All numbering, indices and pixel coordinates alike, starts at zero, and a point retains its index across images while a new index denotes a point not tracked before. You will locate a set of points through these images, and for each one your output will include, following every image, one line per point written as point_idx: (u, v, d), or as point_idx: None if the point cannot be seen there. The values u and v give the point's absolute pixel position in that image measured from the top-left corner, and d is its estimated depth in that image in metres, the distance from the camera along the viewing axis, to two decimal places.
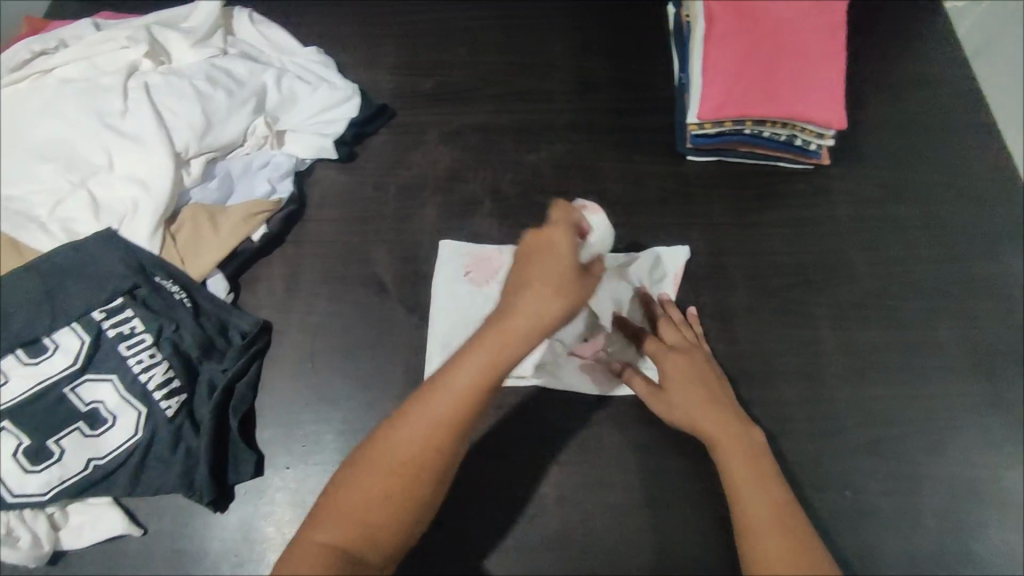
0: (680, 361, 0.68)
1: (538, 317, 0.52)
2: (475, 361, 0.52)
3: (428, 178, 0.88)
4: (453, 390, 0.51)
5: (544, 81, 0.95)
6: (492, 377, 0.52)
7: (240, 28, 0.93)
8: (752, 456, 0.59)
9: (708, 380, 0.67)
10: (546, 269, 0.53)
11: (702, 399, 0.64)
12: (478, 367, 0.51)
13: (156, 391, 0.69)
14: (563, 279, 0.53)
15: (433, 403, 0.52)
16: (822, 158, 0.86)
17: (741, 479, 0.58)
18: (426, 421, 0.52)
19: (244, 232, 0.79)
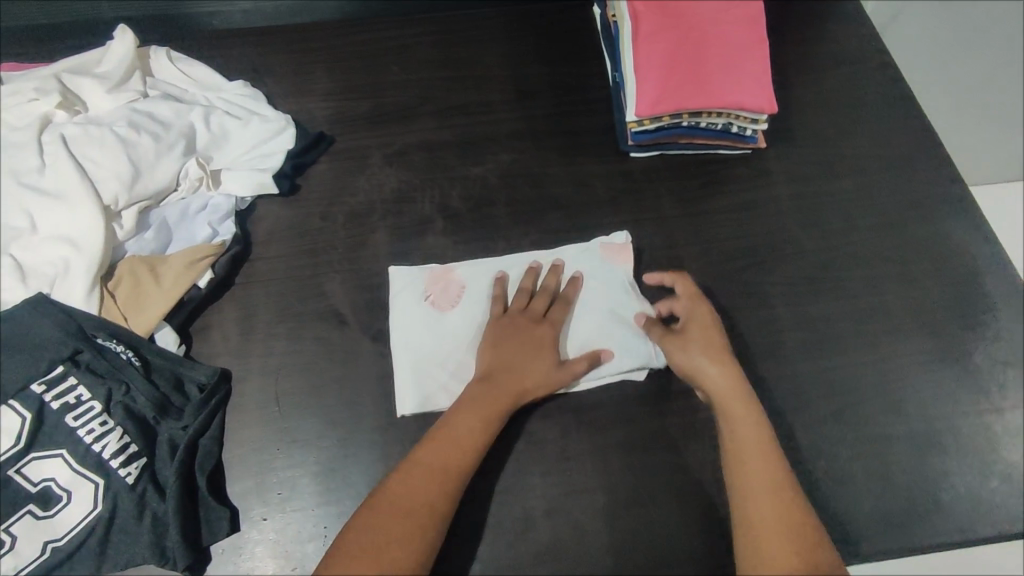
0: (703, 320, 0.74)
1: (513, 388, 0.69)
2: (471, 416, 0.67)
3: (376, 203, 0.86)
4: (453, 438, 0.65)
5: (481, 92, 0.95)
6: (489, 425, 0.67)
7: (158, 67, 0.89)
8: (747, 403, 0.69)
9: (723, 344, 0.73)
10: (514, 353, 0.71)
11: (719, 366, 0.71)
12: (475, 420, 0.66)
13: (113, 459, 0.65)
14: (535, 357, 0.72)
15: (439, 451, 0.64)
16: (758, 142, 0.88)
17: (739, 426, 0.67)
18: (442, 466, 0.63)
19: (189, 280, 0.76)
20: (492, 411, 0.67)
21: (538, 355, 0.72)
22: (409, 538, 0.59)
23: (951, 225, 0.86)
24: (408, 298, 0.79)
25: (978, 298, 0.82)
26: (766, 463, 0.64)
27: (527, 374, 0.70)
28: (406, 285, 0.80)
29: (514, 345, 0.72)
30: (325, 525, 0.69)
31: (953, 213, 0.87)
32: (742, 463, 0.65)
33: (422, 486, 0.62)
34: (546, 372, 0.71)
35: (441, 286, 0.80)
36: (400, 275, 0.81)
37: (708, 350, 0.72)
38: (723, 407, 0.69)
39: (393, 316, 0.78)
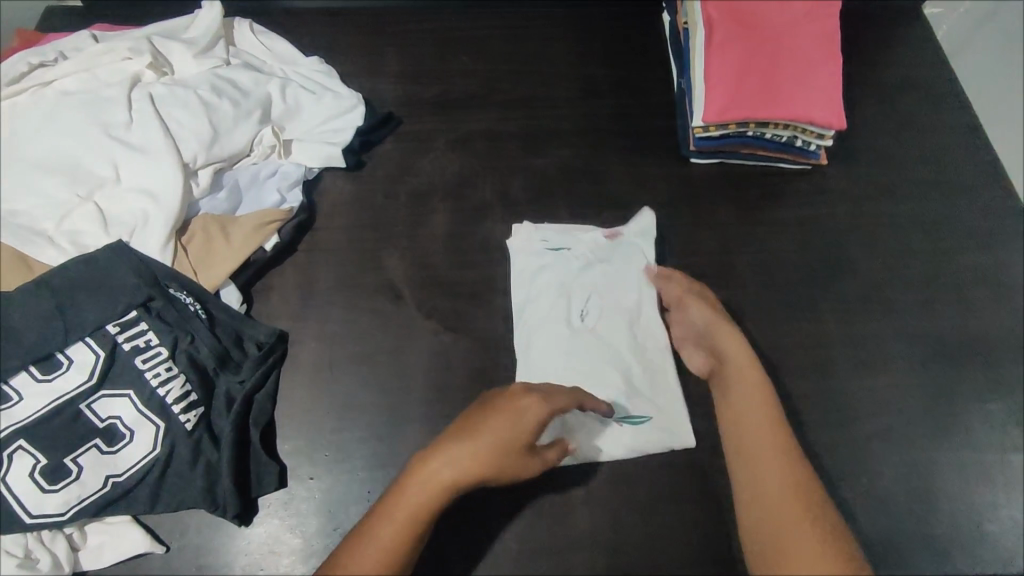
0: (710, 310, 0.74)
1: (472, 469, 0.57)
2: (426, 485, 0.57)
3: (439, 184, 0.88)
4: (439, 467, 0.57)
5: (545, 88, 0.97)
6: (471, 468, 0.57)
7: (241, 39, 0.94)
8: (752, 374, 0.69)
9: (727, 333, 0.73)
10: (496, 426, 0.58)
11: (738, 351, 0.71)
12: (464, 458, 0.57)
13: (175, 404, 0.68)
14: (513, 444, 0.58)
15: (427, 478, 0.57)
16: (820, 158, 0.89)
17: (746, 393, 0.67)
18: (413, 514, 0.57)
19: (256, 242, 0.78)
20: (430, 495, 0.57)
21: (501, 464, 0.57)
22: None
23: (1014, 257, 0.85)
24: (600, 428, 0.73)
25: None
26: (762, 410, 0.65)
27: (485, 463, 0.57)
28: (640, 428, 0.73)
29: (479, 434, 0.57)
30: (369, 490, 0.71)
31: (1016, 243, 0.86)
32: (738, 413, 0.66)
33: (398, 530, 0.56)
34: (510, 457, 0.58)
35: (624, 396, 0.75)
36: (456, 257, 0.83)
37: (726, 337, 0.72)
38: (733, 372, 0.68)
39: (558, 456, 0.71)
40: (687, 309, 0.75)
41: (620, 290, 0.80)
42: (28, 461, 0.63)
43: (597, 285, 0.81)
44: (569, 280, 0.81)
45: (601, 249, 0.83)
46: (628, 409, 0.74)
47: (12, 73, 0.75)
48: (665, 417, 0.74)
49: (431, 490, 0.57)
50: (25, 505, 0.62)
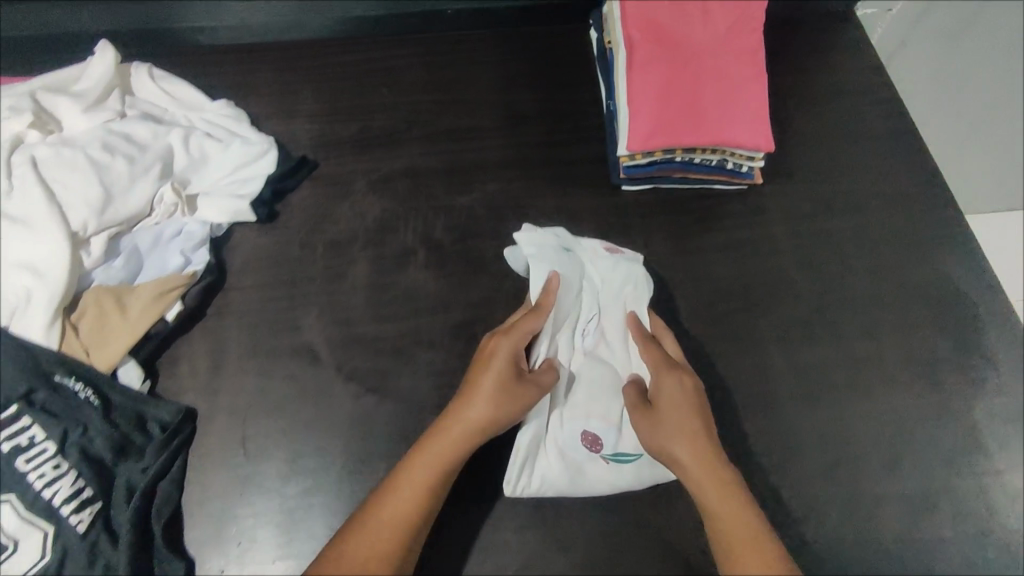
0: (673, 394, 0.67)
1: (470, 422, 0.64)
2: (455, 434, 0.64)
3: (357, 231, 0.83)
4: (399, 502, 0.61)
5: (469, 118, 0.93)
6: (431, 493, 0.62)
7: (139, 85, 0.88)
8: (718, 475, 0.63)
9: (699, 420, 0.66)
10: (483, 380, 0.65)
11: (696, 451, 0.64)
12: (414, 491, 0.62)
13: (64, 505, 0.62)
14: (501, 381, 0.65)
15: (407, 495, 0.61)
16: (756, 177, 0.85)
17: (730, 523, 0.61)
18: (456, 451, 0.63)
19: (158, 312, 0.72)
20: (472, 437, 0.64)
21: (518, 394, 0.65)
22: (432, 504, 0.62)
23: (955, 270, 0.82)
24: (582, 462, 0.70)
25: (981, 348, 0.78)
26: (741, 528, 0.61)
27: (494, 405, 0.64)
28: (623, 468, 0.70)
29: (487, 375, 0.65)
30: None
31: (957, 257, 0.83)
32: (718, 532, 0.62)
33: (440, 467, 0.63)
34: (500, 395, 0.64)
35: (614, 429, 0.71)
36: (377, 311, 0.78)
37: (683, 432, 0.65)
38: (694, 484, 0.63)
39: (532, 486, 0.69)
40: (657, 449, 0.66)
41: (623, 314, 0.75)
42: None
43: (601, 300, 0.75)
44: (575, 291, 0.74)
45: (609, 260, 0.76)
46: (616, 445, 0.71)
47: None
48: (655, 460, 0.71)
49: (394, 521, 0.60)
50: None
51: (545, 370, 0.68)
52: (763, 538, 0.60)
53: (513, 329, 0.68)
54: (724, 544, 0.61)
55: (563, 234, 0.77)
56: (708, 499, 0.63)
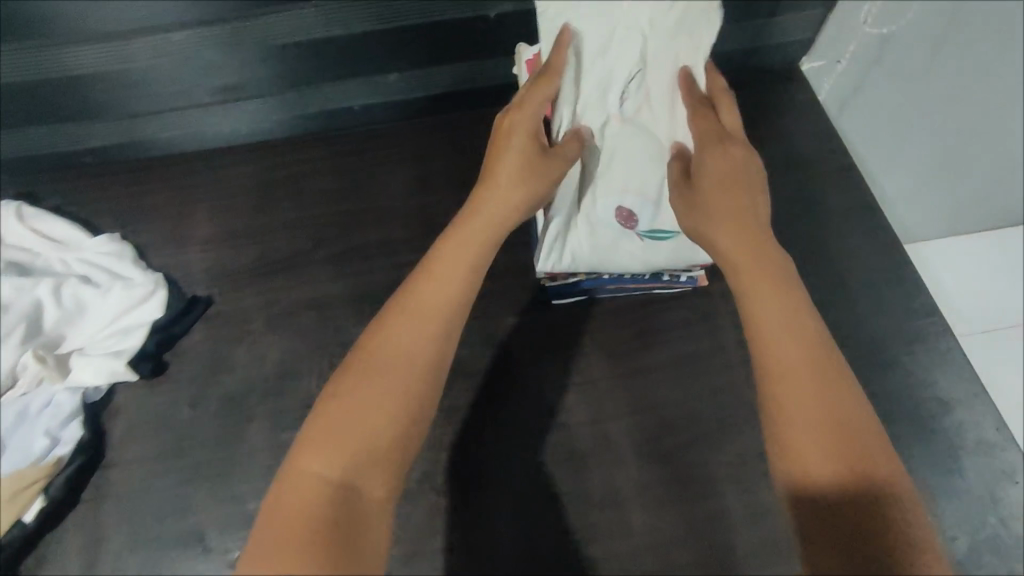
0: (724, 159, 0.57)
1: (506, 198, 0.57)
2: (472, 227, 0.56)
3: (255, 380, 0.74)
4: (427, 288, 0.52)
5: (380, 231, 0.84)
6: (458, 290, 0.53)
7: (5, 227, 0.78)
8: (781, 287, 0.52)
9: (750, 197, 0.56)
10: (507, 158, 0.57)
11: (746, 233, 0.55)
12: (442, 288, 0.52)
13: None
14: (530, 161, 0.57)
15: (438, 289, 0.52)
16: (699, 283, 0.75)
17: (800, 342, 0.49)
18: (748, 258, 0.54)
19: (11, 517, 0.63)
20: (704, 230, 0.57)
21: (536, 165, 0.57)
22: (453, 313, 0.52)
23: (928, 370, 0.74)
24: (616, 239, 0.68)
25: (958, 467, 0.70)
26: (810, 351, 0.49)
27: (525, 179, 0.57)
28: (656, 252, 0.69)
29: (507, 153, 0.58)
30: None
31: (929, 355, 0.75)
32: (765, 340, 0.50)
33: (465, 265, 0.54)
34: (524, 177, 0.57)
35: (651, 204, 0.66)
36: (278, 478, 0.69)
37: (735, 223, 0.55)
38: (742, 268, 0.54)
39: (564, 267, 0.69)
40: (699, 225, 0.57)
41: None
42: None
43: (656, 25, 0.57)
44: (626, 21, 0.57)
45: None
46: (651, 223, 0.67)
47: None
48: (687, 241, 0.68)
49: (428, 311, 0.51)
50: None
51: (569, 137, 0.60)
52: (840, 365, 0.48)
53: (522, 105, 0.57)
54: (779, 372, 0.48)
55: None
56: (765, 302, 0.51)
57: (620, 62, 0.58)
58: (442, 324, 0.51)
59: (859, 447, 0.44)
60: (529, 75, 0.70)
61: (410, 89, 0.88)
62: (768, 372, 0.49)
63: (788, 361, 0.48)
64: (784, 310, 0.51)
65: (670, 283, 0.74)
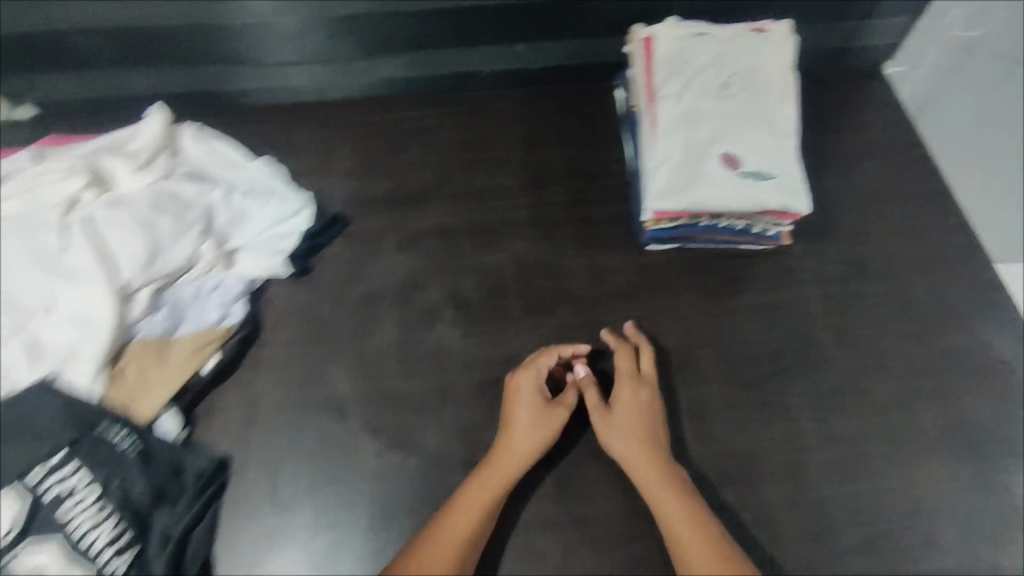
0: (636, 390, 0.75)
1: (524, 451, 0.72)
2: (492, 464, 0.72)
3: (389, 287, 0.86)
4: (451, 519, 0.68)
5: (497, 178, 0.96)
6: (479, 519, 0.68)
7: (186, 144, 0.92)
8: (663, 467, 0.71)
9: (654, 421, 0.74)
10: (520, 408, 0.74)
11: (646, 446, 0.72)
12: (462, 517, 0.68)
13: (102, 552, 0.66)
14: (541, 415, 0.73)
15: (458, 520, 0.68)
16: (783, 239, 0.85)
17: (687, 525, 0.67)
18: (644, 470, 0.71)
19: (194, 365, 0.77)
20: (621, 463, 0.72)
21: (547, 417, 0.73)
22: (478, 533, 0.68)
23: (992, 337, 0.81)
24: (719, 176, 0.77)
25: (1017, 421, 0.77)
26: (696, 527, 0.67)
27: (542, 432, 0.73)
28: (764, 191, 0.77)
29: (519, 406, 0.74)
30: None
31: (995, 324, 0.82)
32: (666, 523, 0.68)
33: (484, 500, 0.69)
34: (534, 427, 0.73)
35: (749, 152, 0.78)
36: (405, 368, 0.80)
37: (637, 433, 0.73)
38: (639, 476, 0.71)
39: (684, 206, 0.77)
40: (611, 445, 0.73)
41: (762, 60, 0.83)
42: None
43: (727, 44, 0.83)
44: (702, 44, 0.84)
45: (734, 34, 0.84)
46: (751, 166, 0.77)
47: None
48: (790, 183, 0.77)
49: (455, 539, 0.67)
50: None
51: (573, 392, 0.76)
52: (723, 541, 0.66)
53: (530, 365, 0.76)
54: (687, 557, 0.66)
55: (694, 25, 0.85)
56: (665, 501, 0.69)
57: (702, 64, 0.83)
58: (467, 544, 0.67)
59: None
60: (641, 49, 0.84)
61: (524, 58, 1.00)
62: (682, 558, 0.66)
63: (684, 547, 0.66)
64: (679, 509, 0.68)
65: (757, 237, 0.84)
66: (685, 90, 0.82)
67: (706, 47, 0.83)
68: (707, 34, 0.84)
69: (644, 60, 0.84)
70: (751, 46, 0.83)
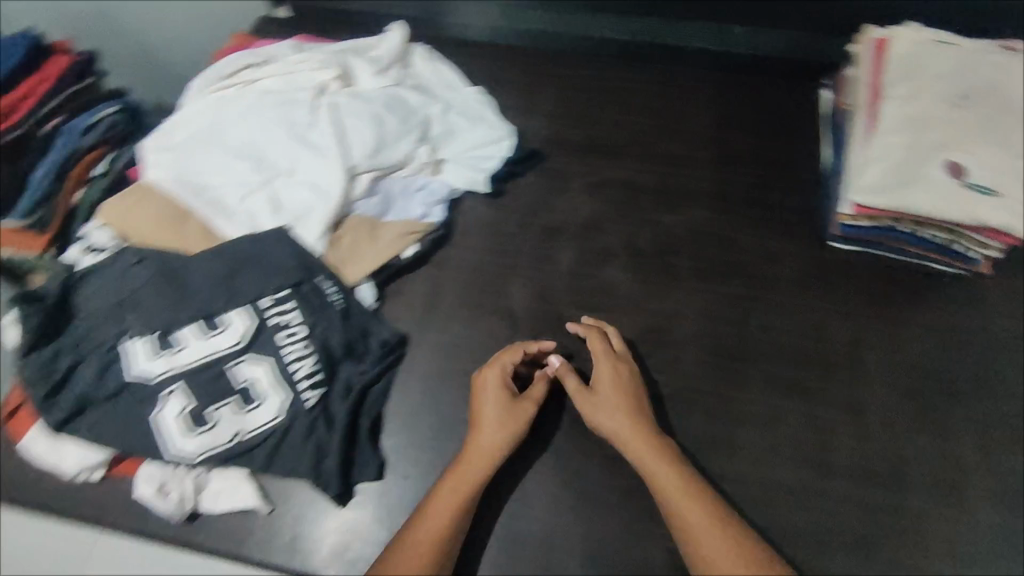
0: (613, 366, 0.76)
1: (492, 441, 0.71)
2: (463, 455, 0.71)
3: (571, 224, 0.92)
4: (428, 507, 0.67)
5: (689, 148, 0.99)
6: (459, 502, 0.68)
7: (415, 61, 1.02)
8: (651, 437, 0.70)
9: (636, 399, 0.74)
10: (489, 405, 0.73)
11: (628, 417, 0.72)
12: (443, 504, 0.67)
13: (303, 380, 0.75)
14: (509, 410, 0.73)
15: (435, 508, 0.67)
16: (980, 266, 0.84)
17: (680, 495, 0.66)
18: (635, 442, 0.70)
19: (398, 248, 0.86)
20: (608, 438, 0.72)
21: (515, 413, 0.73)
22: (459, 514, 0.67)
23: None
24: (939, 180, 0.76)
25: None
26: (692, 496, 0.66)
27: (509, 424, 0.72)
28: (984, 203, 0.75)
29: (486, 402, 0.74)
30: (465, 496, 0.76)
31: None
32: (662, 495, 0.67)
33: (457, 485, 0.69)
34: (503, 421, 0.72)
35: (976, 163, 0.77)
36: (576, 298, 0.86)
37: (624, 408, 0.72)
38: (630, 447, 0.70)
39: (894, 204, 0.77)
40: (600, 423, 0.73)
41: (1005, 77, 0.81)
42: (181, 403, 0.72)
43: (969, 56, 0.82)
44: (940, 52, 0.83)
45: (976, 48, 0.83)
46: (976, 177, 0.76)
47: (230, 70, 0.94)
48: (1015, 204, 0.75)
49: (435, 524, 0.66)
50: (172, 442, 0.72)
51: (536, 384, 0.76)
52: (720, 508, 0.66)
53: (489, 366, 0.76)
54: (684, 529, 0.65)
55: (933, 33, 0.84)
56: (657, 472, 0.68)
57: (938, 70, 0.82)
58: (447, 523, 0.66)
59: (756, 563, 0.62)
60: (872, 48, 0.84)
61: (740, 42, 1.04)
62: (681, 529, 0.65)
63: (681, 517, 0.65)
64: (668, 476, 0.68)
65: (954, 256, 0.83)
66: (916, 91, 0.81)
67: (944, 55, 0.82)
68: (947, 43, 0.83)
69: (874, 59, 0.84)
70: (995, 62, 0.81)
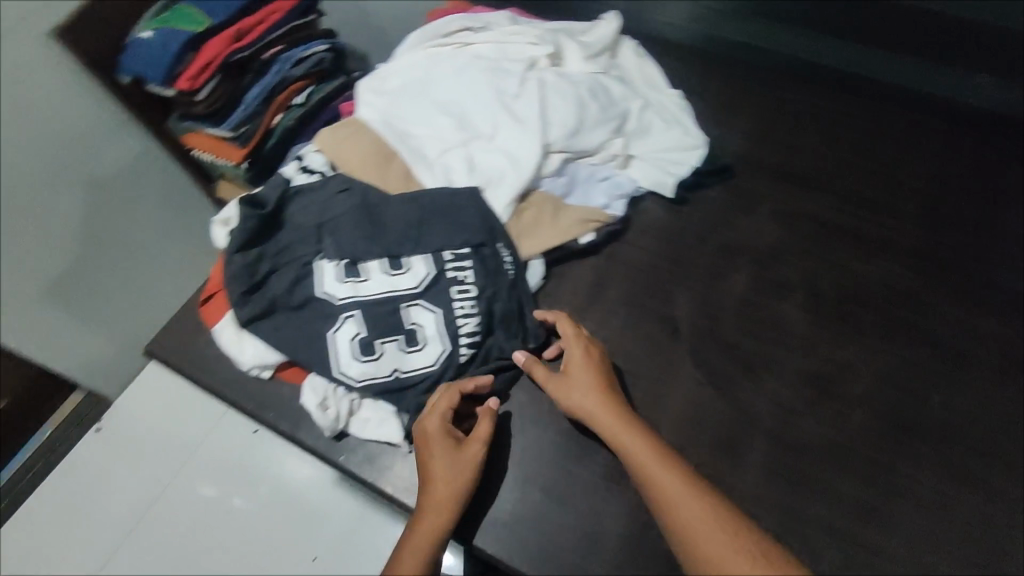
0: (581, 349, 0.75)
1: (454, 476, 0.68)
2: (429, 493, 0.68)
3: (751, 248, 0.89)
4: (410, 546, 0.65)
5: (896, 197, 0.91)
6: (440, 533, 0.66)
7: (622, 53, 1.01)
8: (622, 414, 0.70)
9: (608, 383, 0.73)
10: (440, 452, 0.69)
11: (598, 394, 0.71)
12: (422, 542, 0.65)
13: (464, 336, 0.78)
14: (463, 453, 0.69)
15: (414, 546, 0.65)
16: None
17: (658, 470, 0.64)
18: (609, 420, 0.69)
19: (576, 233, 0.86)
20: (585, 418, 0.72)
21: (462, 459, 0.69)
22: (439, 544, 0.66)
23: None
24: None
25: None
26: (672, 473, 0.64)
27: (463, 464, 0.69)
28: None
29: (436, 449, 0.69)
30: (597, 489, 0.74)
31: None
32: (640, 470, 0.65)
33: (429, 519, 0.66)
34: (459, 462, 0.69)
35: None
36: (744, 324, 0.83)
37: (596, 388, 0.72)
38: (602, 425, 0.70)
39: None
40: (576, 403, 0.72)
41: None
42: (354, 329, 0.77)
43: None
44: None
45: None
46: None
47: (447, 30, 0.97)
48: None
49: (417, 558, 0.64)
50: (340, 362, 0.76)
51: (481, 421, 0.72)
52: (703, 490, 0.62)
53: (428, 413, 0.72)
54: (669, 511, 0.61)
55: None
56: (627, 447, 0.67)
57: None
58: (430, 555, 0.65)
59: (751, 549, 0.57)
60: None
61: (982, 99, 0.97)
62: (665, 512, 0.62)
63: (662, 498, 0.62)
64: (643, 450, 0.66)
65: None
66: None
67: None
68: None
69: None
70: None
